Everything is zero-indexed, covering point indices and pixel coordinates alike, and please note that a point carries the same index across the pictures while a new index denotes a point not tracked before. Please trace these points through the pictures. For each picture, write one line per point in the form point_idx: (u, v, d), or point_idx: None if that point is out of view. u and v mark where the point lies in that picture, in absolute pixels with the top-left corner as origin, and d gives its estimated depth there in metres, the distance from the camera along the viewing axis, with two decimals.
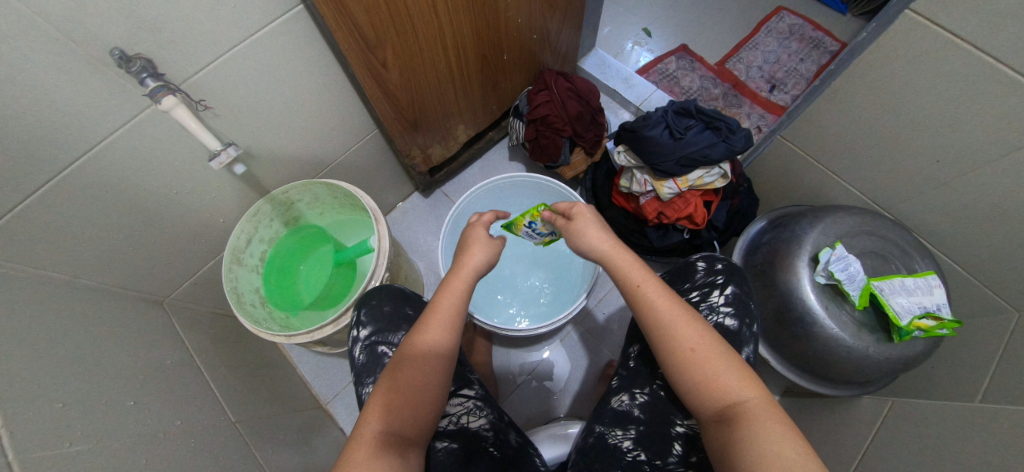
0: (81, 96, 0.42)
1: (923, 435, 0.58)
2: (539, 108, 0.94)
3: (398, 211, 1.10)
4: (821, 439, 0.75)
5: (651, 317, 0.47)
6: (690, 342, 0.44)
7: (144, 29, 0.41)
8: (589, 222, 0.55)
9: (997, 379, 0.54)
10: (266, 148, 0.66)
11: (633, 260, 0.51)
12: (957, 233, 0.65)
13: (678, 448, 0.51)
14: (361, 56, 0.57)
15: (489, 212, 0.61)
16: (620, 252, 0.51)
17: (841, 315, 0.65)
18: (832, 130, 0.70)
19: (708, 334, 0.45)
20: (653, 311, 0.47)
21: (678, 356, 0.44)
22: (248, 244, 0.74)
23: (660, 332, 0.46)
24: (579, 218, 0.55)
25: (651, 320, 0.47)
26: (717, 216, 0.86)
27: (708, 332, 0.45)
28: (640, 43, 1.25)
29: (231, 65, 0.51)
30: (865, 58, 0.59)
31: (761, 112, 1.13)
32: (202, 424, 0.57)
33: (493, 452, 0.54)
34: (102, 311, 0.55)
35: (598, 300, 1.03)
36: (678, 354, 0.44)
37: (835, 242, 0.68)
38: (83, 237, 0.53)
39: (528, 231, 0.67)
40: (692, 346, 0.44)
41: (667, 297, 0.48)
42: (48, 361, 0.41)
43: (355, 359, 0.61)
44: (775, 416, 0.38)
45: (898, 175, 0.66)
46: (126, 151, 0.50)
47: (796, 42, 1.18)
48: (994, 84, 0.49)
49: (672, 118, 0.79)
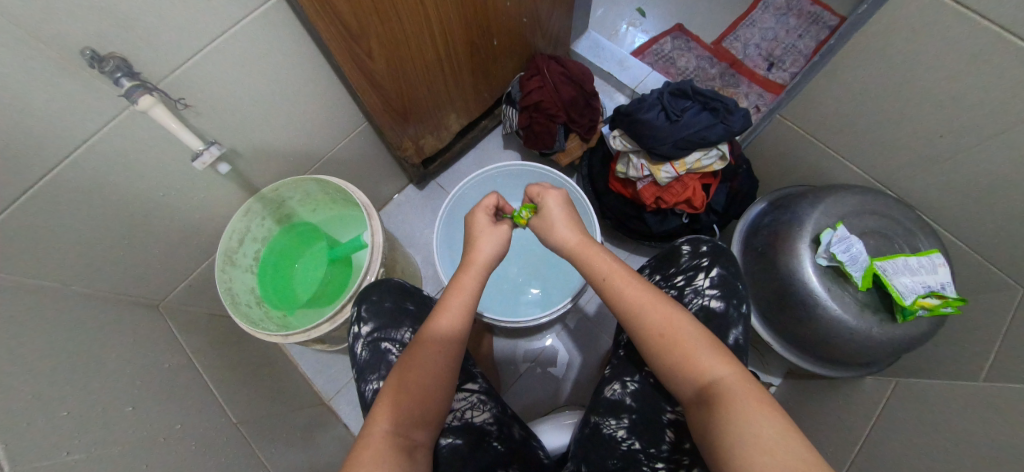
0: (52, 97, 0.40)
1: (928, 414, 0.57)
2: (530, 94, 0.93)
3: (393, 204, 1.09)
4: (823, 419, 0.75)
5: (623, 305, 0.47)
6: (659, 326, 0.44)
7: (116, 27, 0.39)
8: (552, 218, 0.54)
9: (1003, 356, 0.53)
10: (252, 145, 0.65)
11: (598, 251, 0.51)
12: (961, 210, 0.63)
13: (670, 435, 0.51)
14: (343, 44, 0.54)
15: (490, 194, 0.58)
16: (583, 247, 0.51)
17: (844, 296, 0.64)
18: (833, 107, 0.68)
19: (678, 315, 0.44)
20: (625, 298, 0.47)
21: (651, 341, 0.44)
22: (240, 244, 0.74)
23: (631, 321, 0.46)
24: (545, 212, 0.55)
25: (622, 308, 0.47)
26: (717, 199, 0.85)
27: (677, 312, 0.45)
28: (634, 24, 1.22)
29: (211, 60, 0.49)
30: (866, 32, 0.56)
31: (760, 91, 1.10)
32: (204, 427, 0.57)
33: (496, 445, 0.54)
34: (98, 318, 0.54)
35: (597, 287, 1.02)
36: (651, 339, 0.44)
37: (836, 222, 0.66)
38: (72, 244, 0.52)
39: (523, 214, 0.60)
40: (664, 329, 0.44)
41: (633, 285, 0.47)
42: (47, 372, 0.41)
43: (357, 355, 0.60)
44: (752, 392, 0.38)
45: (902, 151, 0.65)
46: (106, 154, 0.49)
47: (793, 18, 1.15)
48: (1001, 55, 0.47)
49: (668, 100, 0.77)
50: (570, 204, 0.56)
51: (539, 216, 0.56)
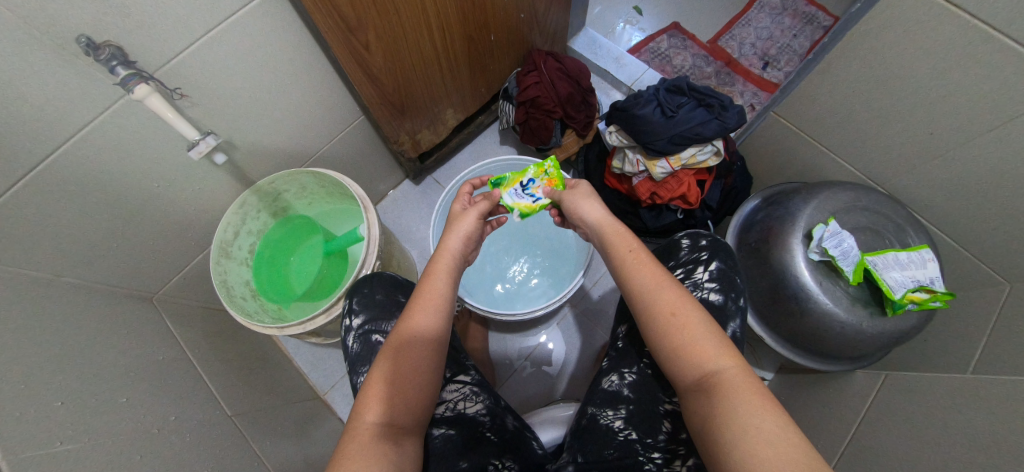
0: (45, 86, 0.40)
1: (915, 407, 0.58)
2: (527, 89, 0.93)
3: (389, 199, 1.09)
4: (814, 414, 0.76)
5: (634, 289, 0.47)
6: (672, 305, 0.44)
7: (112, 15, 0.39)
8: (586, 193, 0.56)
9: (990, 350, 0.54)
10: (248, 137, 0.65)
11: (621, 233, 0.51)
12: (950, 207, 0.64)
13: (667, 426, 0.51)
14: (340, 38, 0.54)
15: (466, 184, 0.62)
16: (614, 228, 0.51)
17: (835, 290, 0.65)
18: (826, 105, 0.69)
19: (688, 302, 0.44)
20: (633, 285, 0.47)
21: (660, 319, 0.44)
22: (235, 237, 0.73)
23: (642, 298, 0.46)
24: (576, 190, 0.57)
25: (634, 287, 0.47)
26: (711, 195, 0.85)
27: (685, 300, 0.45)
28: (631, 22, 1.22)
29: (208, 50, 0.49)
30: (859, 30, 0.57)
31: (755, 89, 1.11)
32: (198, 419, 0.56)
33: (491, 436, 0.54)
34: (91, 309, 0.54)
35: (593, 282, 1.03)
36: (662, 317, 0.44)
37: (829, 218, 0.67)
38: (65, 235, 0.52)
39: (517, 190, 0.64)
40: (676, 309, 0.44)
41: (649, 266, 0.47)
42: (40, 364, 0.41)
43: (348, 348, 0.60)
44: (751, 386, 0.38)
45: (892, 147, 0.65)
46: (100, 144, 0.49)
47: (789, 17, 1.16)
48: (991, 54, 0.48)
49: (663, 96, 0.78)
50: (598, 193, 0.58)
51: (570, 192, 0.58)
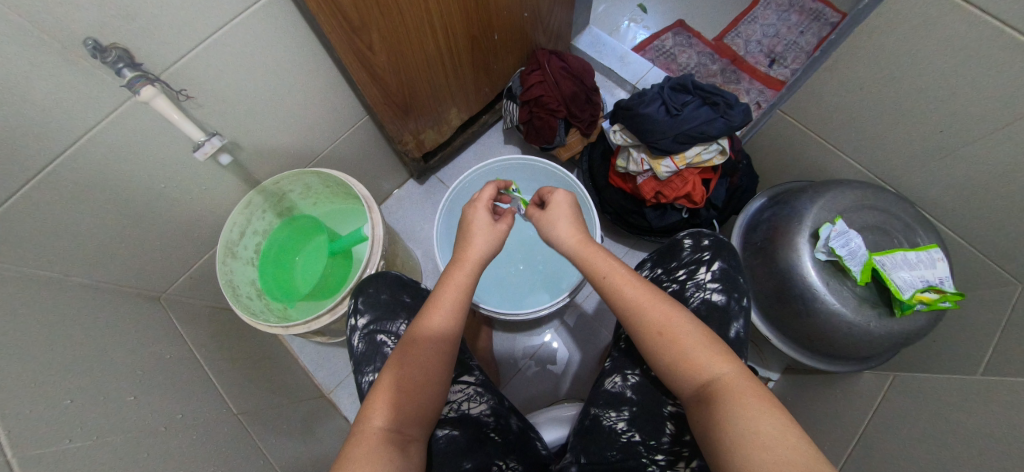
0: (55, 88, 0.41)
1: (923, 408, 0.58)
2: (531, 88, 0.93)
3: (393, 199, 1.09)
4: (821, 414, 0.75)
5: (623, 306, 0.46)
6: (660, 325, 0.44)
7: (118, 17, 0.39)
8: (557, 216, 0.54)
9: (1001, 350, 0.54)
10: (254, 138, 0.65)
11: (597, 252, 0.50)
12: (959, 206, 0.64)
13: (670, 428, 0.51)
14: (344, 37, 0.54)
15: (488, 186, 0.58)
16: (585, 246, 0.51)
17: (842, 290, 0.64)
18: (833, 103, 0.68)
19: (675, 312, 0.45)
20: (624, 298, 0.47)
21: (649, 340, 0.44)
22: (241, 237, 0.74)
23: (631, 318, 0.46)
24: (552, 209, 0.55)
25: (624, 301, 0.47)
26: (717, 194, 0.85)
27: (675, 312, 0.45)
28: (635, 20, 1.22)
29: (213, 52, 0.49)
30: (866, 27, 0.57)
31: (761, 87, 1.10)
32: (204, 417, 0.57)
33: (494, 437, 0.54)
34: (99, 309, 0.55)
35: (588, 292, 1.02)
36: (650, 337, 0.44)
37: (835, 217, 0.67)
38: (74, 234, 0.52)
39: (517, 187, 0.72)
40: (664, 328, 0.44)
41: (634, 283, 0.47)
42: (51, 363, 0.42)
43: (353, 347, 0.60)
44: (750, 389, 0.38)
45: (901, 146, 0.65)
46: (108, 146, 0.49)
47: (795, 14, 1.15)
48: (1000, 50, 0.48)
49: (668, 94, 0.77)
50: (574, 205, 0.56)
51: (546, 215, 0.55)
